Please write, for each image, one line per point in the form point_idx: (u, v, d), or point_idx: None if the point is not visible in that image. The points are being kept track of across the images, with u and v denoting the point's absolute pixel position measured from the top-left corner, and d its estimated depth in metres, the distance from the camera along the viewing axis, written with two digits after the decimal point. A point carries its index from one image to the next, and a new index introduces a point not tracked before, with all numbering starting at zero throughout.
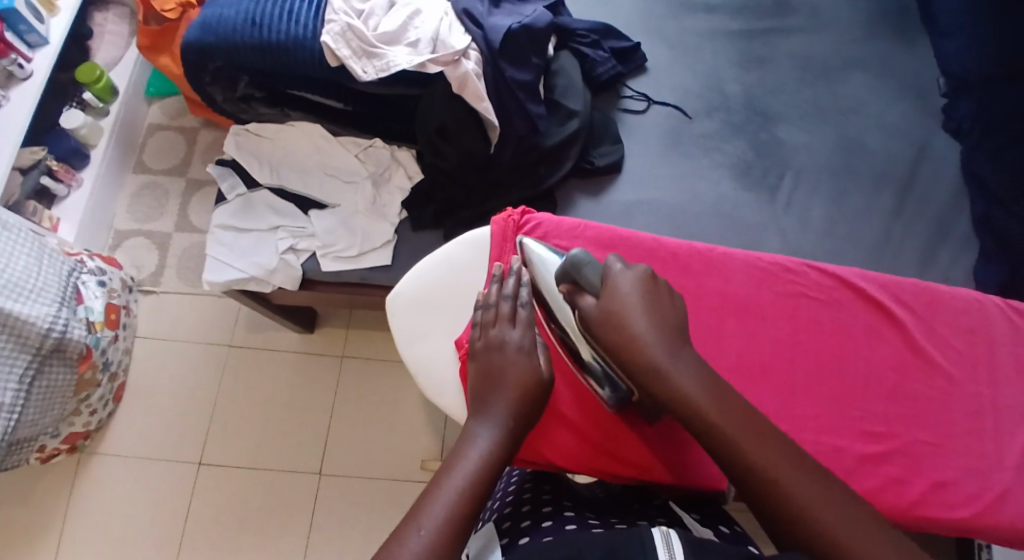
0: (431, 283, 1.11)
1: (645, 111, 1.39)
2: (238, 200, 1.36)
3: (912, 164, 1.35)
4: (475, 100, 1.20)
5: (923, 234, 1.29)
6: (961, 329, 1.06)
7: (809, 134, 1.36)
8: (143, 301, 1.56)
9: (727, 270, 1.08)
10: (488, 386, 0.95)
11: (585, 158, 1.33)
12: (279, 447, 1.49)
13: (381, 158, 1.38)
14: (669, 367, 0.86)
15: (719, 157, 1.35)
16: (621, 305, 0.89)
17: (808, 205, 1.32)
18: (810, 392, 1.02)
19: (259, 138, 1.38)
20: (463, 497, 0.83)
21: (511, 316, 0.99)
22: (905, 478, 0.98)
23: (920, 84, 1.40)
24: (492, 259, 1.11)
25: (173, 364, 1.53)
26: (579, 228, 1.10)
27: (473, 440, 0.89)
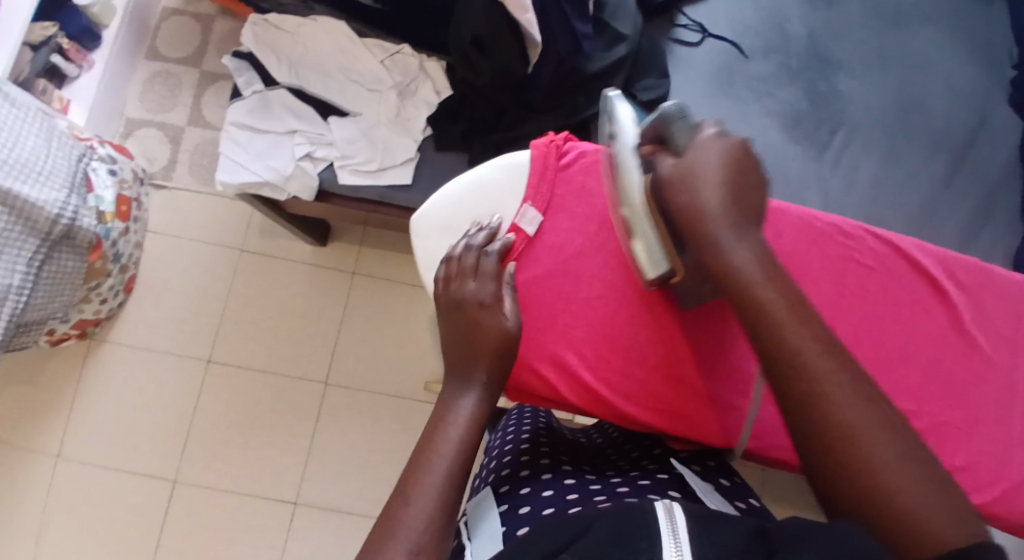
0: (461, 208, 0.98)
1: (698, 44, 1.31)
2: (255, 96, 1.23)
3: (969, 135, 1.28)
4: (517, 10, 1.07)
5: (969, 209, 1.25)
6: (1004, 315, 1.02)
7: (869, 88, 1.29)
8: (154, 195, 1.52)
9: (779, 226, 1.01)
10: (462, 342, 0.88)
11: (627, 90, 1.27)
12: (290, 352, 1.50)
13: (408, 68, 1.25)
14: (720, 228, 0.78)
15: (769, 103, 1.28)
16: (702, 169, 0.80)
17: (856, 163, 1.26)
18: None
19: (280, 32, 1.25)
20: (457, 461, 0.78)
21: (476, 267, 0.92)
22: None
23: (993, 50, 1.32)
24: (529, 188, 0.98)
25: (184, 262, 1.51)
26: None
27: (456, 404, 0.83)
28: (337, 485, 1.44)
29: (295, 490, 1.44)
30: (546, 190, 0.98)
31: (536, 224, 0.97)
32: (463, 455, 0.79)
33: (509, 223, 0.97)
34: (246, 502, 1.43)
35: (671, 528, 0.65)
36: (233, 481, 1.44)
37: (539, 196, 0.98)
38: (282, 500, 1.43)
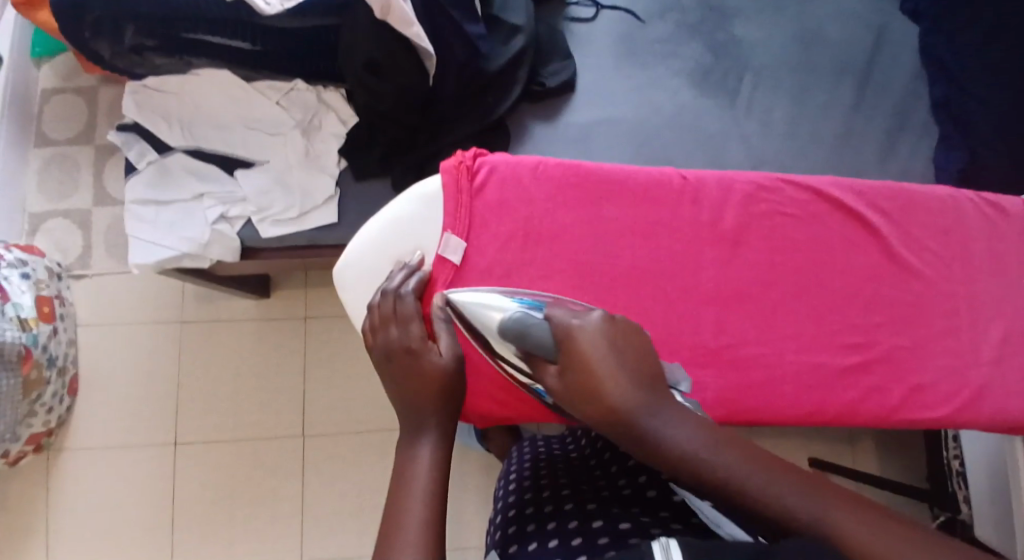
0: (382, 249, 0.93)
1: (593, 18, 1.30)
2: (152, 167, 1.19)
3: (869, 52, 1.30)
4: (403, 25, 1.04)
5: (884, 124, 1.27)
6: (936, 228, 0.99)
7: (765, 27, 1.30)
8: (77, 287, 1.45)
9: (701, 195, 0.98)
10: (397, 391, 0.84)
11: (536, 79, 1.24)
12: (256, 413, 1.46)
13: (307, 103, 1.20)
14: (647, 412, 0.70)
15: (675, 63, 1.29)
16: (595, 373, 0.71)
17: (768, 105, 1.27)
18: (788, 309, 0.95)
19: (163, 94, 1.19)
20: (429, 512, 0.74)
21: (396, 312, 0.88)
22: (884, 386, 0.93)
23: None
24: (446, 216, 0.94)
25: (125, 349, 1.46)
26: (540, 170, 0.95)
27: (411, 457, 0.79)
28: (337, 533, 1.42)
29: (297, 549, 1.41)
30: (464, 213, 0.94)
31: (461, 250, 0.92)
32: (432, 505, 0.75)
33: (433, 257, 0.93)
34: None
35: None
36: (231, 556, 1.40)
37: (458, 222, 0.93)
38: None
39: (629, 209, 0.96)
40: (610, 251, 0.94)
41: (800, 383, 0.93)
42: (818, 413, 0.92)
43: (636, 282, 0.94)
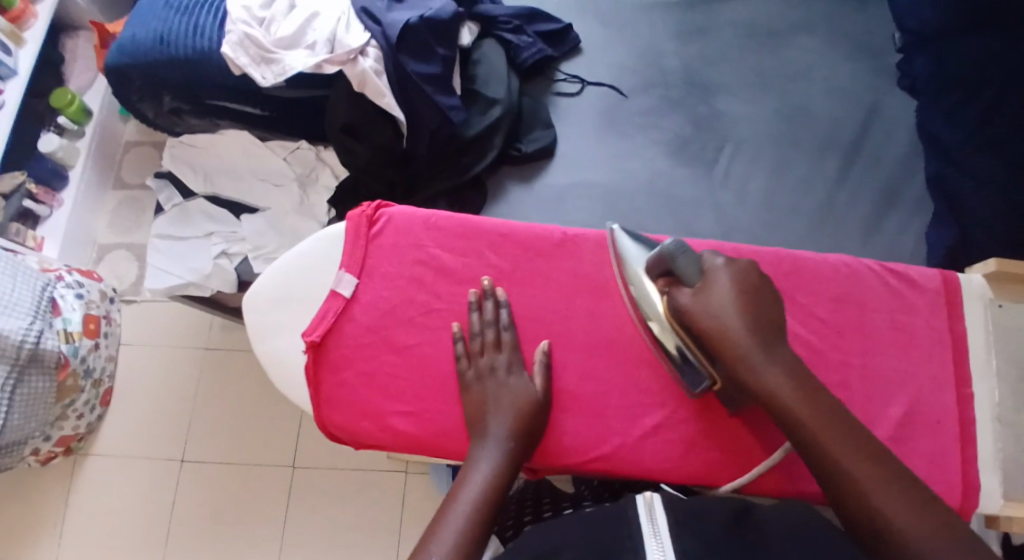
0: (287, 277, 0.99)
1: (579, 93, 1.38)
2: (175, 209, 1.32)
3: (859, 128, 1.29)
4: (376, 97, 1.15)
5: (869, 199, 1.24)
6: (828, 296, 1.00)
7: (749, 103, 1.33)
8: (126, 310, 1.65)
9: (577, 250, 1.02)
10: (474, 417, 0.92)
11: (514, 143, 1.32)
12: (256, 440, 1.57)
13: (307, 161, 1.32)
14: (752, 343, 0.85)
15: (655, 134, 1.33)
16: (717, 304, 0.87)
17: (745, 177, 1.29)
18: (653, 365, 0.98)
19: (193, 149, 1.31)
20: (477, 510, 0.84)
21: (496, 343, 0.95)
22: (744, 449, 0.96)
23: (871, 41, 1.34)
24: (346, 257, 0.98)
25: (155, 369, 1.62)
26: (433, 221, 1.01)
27: (475, 465, 0.88)
28: None
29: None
30: (359, 255, 0.99)
31: (353, 286, 0.98)
32: (483, 503, 0.85)
33: (328, 290, 0.99)
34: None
35: (652, 528, 0.78)
36: None
37: (353, 261, 0.98)
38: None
39: (511, 257, 1.00)
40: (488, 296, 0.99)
41: (664, 441, 0.96)
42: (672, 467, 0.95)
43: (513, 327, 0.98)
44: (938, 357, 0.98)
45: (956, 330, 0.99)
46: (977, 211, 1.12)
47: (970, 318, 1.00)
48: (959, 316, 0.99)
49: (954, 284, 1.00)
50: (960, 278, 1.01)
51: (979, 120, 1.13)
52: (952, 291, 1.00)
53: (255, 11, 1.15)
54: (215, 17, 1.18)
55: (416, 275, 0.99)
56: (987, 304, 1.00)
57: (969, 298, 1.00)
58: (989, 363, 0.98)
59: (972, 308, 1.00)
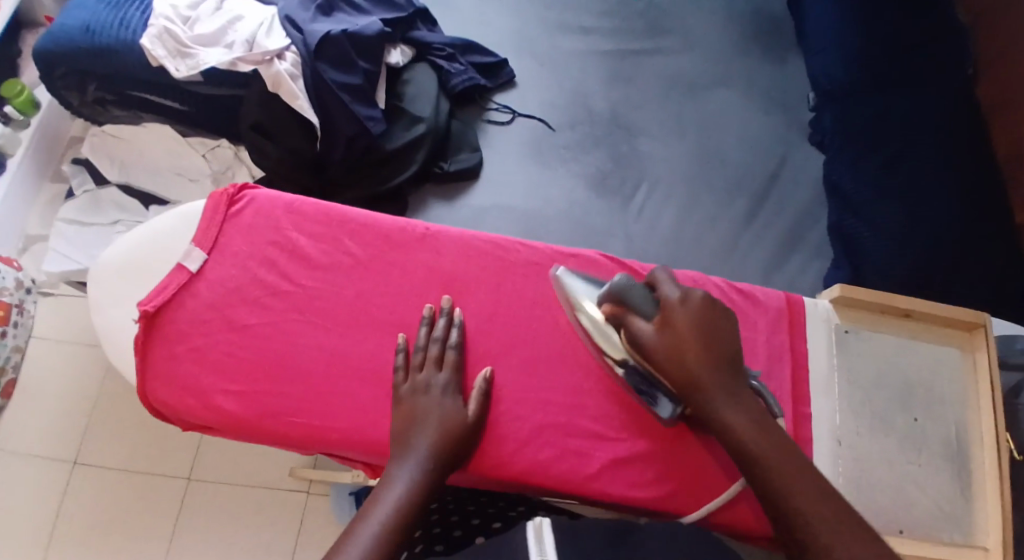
0: (135, 247, 0.90)
1: (508, 123, 1.37)
2: (86, 195, 1.34)
3: (768, 177, 1.34)
4: (291, 99, 1.13)
5: (773, 242, 1.28)
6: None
7: (667, 145, 1.36)
8: (42, 303, 1.45)
9: (438, 242, 0.92)
10: (401, 435, 0.79)
11: (437, 162, 1.30)
12: (153, 447, 1.36)
13: (224, 159, 1.31)
14: (710, 380, 0.78)
15: (576, 167, 1.33)
16: (679, 339, 0.79)
17: (658, 213, 1.30)
18: (499, 359, 0.88)
19: (115, 139, 1.32)
20: (380, 543, 0.70)
21: (438, 360, 0.84)
22: (585, 452, 0.86)
23: (787, 99, 1.42)
24: (200, 229, 0.89)
25: (63, 369, 1.41)
26: (296, 203, 0.91)
27: (388, 485, 0.75)
28: None
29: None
30: (212, 230, 0.89)
31: (201, 261, 0.88)
32: (387, 530, 0.71)
33: (173, 264, 0.88)
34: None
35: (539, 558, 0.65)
36: None
37: (206, 235, 0.89)
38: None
39: (369, 246, 0.91)
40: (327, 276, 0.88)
41: (499, 437, 0.85)
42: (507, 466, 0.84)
43: (356, 319, 0.87)
44: (777, 375, 0.96)
45: (797, 349, 0.98)
46: (873, 255, 1.17)
47: (811, 337, 0.98)
48: (800, 338, 0.98)
49: (799, 305, 1.00)
50: (806, 302, 1.00)
51: (881, 169, 1.22)
52: (795, 312, 0.99)
53: (181, 10, 1.14)
54: (143, 12, 1.15)
55: (268, 256, 0.89)
56: (833, 327, 0.99)
57: (812, 318, 0.99)
58: (831, 381, 0.97)
59: (814, 330, 0.99)
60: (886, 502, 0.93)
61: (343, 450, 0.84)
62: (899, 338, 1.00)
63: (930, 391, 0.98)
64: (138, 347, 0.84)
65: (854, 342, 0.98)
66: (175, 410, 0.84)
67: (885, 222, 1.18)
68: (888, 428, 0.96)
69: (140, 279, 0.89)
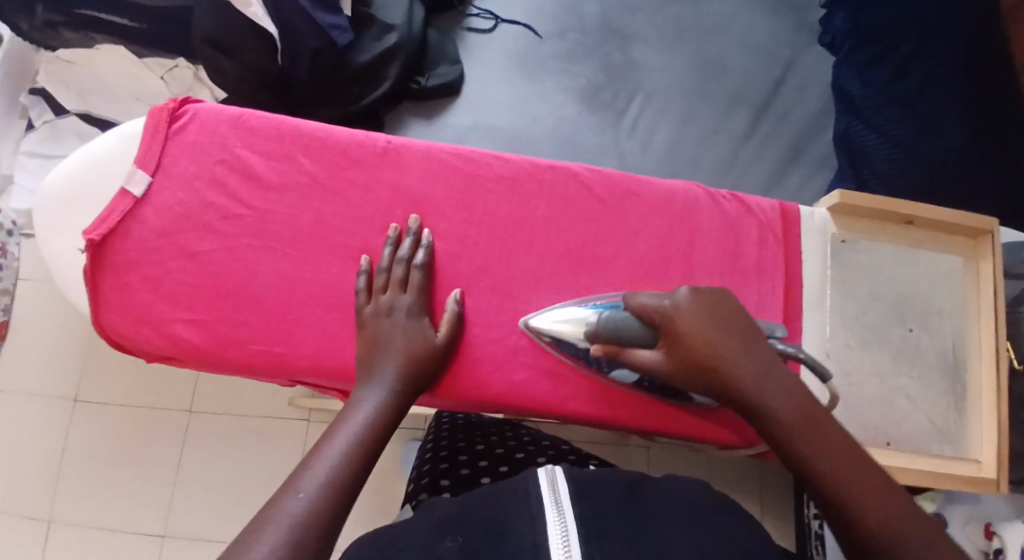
0: (73, 174, 0.84)
1: (491, 31, 1.28)
2: (46, 126, 1.27)
3: (771, 84, 1.25)
4: (244, 6, 1.04)
5: (774, 154, 1.21)
6: (660, 222, 0.90)
7: (663, 52, 1.27)
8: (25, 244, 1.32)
9: (403, 158, 0.87)
10: (367, 357, 0.78)
11: (414, 77, 1.22)
12: (150, 381, 1.30)
13: (184, 80, 1.24)
14: (738, 361, 0.71)
15: (565, 79, 1.25)
16: (683, 347, 0.73)
17: (652, 126, 1.22)
18: (470, 282, 0.85)
19: (70, 64, 1.25)
20: (350, 460, 0.69)
21: (403, 281, 0.81)
22: (561, 374, 0.84)
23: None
24: (142, 152, 0.83)
25: (45, 308, 1.31)
26: (243, 117, 0.86)
27: (355, 406, 0.73)
28: None
29: (161, 523, 1.25)
30: (157, 153, 0.84)
31: (146, 185, 0.83)
32: (357, 448, 0.70)
33: (117, 190, 0.83)
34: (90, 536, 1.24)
35: (554, 499, 0.59)
36: None
37: (150, 157, 0.83)
38: (146, 536, 1.24)
39: (327, 163, 0.86)
40: (288, 201, 0.84)
41: (471, 361, 0.83)
42: (479, 390, 0.83)
43: (317, 243, 0.84)
44: (769, 288, 0.91)
45: (790, 261, 0.93)
46: (879, 165, 1.11)
47: (805, 250, 0.93)
48: (795, 248, 0.93)
49: (792, 213, 0.94)
50: (799, 209, 0.94)
51: (894, 74, 1.12)
52: (789, 221, 0.93)
53: None
54: None
55: (217, 176, 0.84)
56: (828, 238, 0.94)
57: (806, 229, 0.94)
58: (823, 295, 0.92)
59: (808, 242, 0.93)
60: (880, 420, 0.90)
61: (312, 378, 0.82)
62: (898, 247, 0.94)
63: (927, 303, 0.93)
64: (89, 277, 0.81)
65: (853, 257, 0.93)
66: (133, 342, 0.82)
67: (889, 130, 1.11)
68: (882, 342, 0.92)
69: (84, 208, 0.83)
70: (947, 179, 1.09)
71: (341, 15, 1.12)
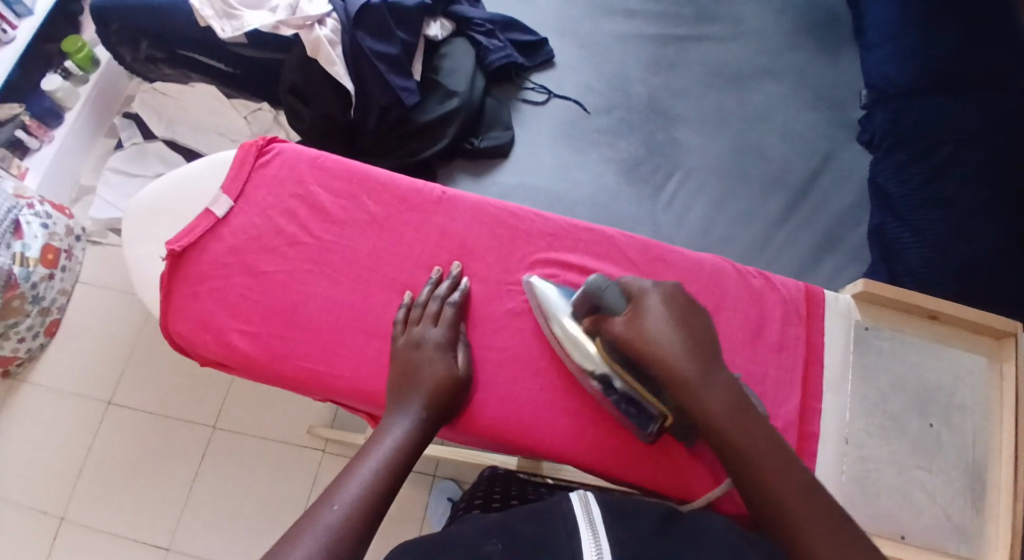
0: (168, 192, 0.97)
1: (544, 103, 1.39)
2: (133, 147, 1.42)
3: (807, 175, 1.32)
4: (329, 65, 1.16)
5: (806, 241, 1.28)
6: (687, 291, 0.98)
7: (705, 137, 1.35)
8: (90, 252, 1.44)
9: (455, 208, 0.96)
10: (399, 381, 0.85)
11: (468, 138, 1.32)
12: (184, 393, 1.37)
13: (264, 122, 1.37)
14: (688, 357, 0.77)
15: (609, 152, 1.34)
16: (651, 325, 0.79)
17: (688, 204, 1.30)
18: (503, 325, 0.92)
19: (164, 97, 1.39)
20: (379, 479, 0.76)
21: (435, 316, 0.89)
22: (577, 418, 0.90)
23: (838, 95, 1.39)
24: (226, 181, 0.96)
25: (102, 313, 1.41)
26: (320, 159, 0.97)
27: (386, 429, 0.80)
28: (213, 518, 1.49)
29: (168, 536, 1.28)
30: (239, 183, 0.96)
31: (227, 209, 0.95)
32: (386, 469, 0.77)
33: (201, 210, 0.95)
34: (101, 541, 1.28)
35: (587, 519, 0.65)
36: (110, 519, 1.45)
37: (233, 185, 0.96)
38: (157, 543, 1.28)
39: (387, 206, 0.96)
40: (349, 237, 0.94)
41: (496, 398, 0.89)
42: (499, 426, 0.89)
43: (368, 274, 0.93)
44: (789, 362, 0.97)
45: (812, 339, 0.98)
46: (912, 262, 1.16)
47: (827, 330, 0.99)
48: (816, 328, 0.99)
49: (817, 295, 1.00)
50: (826, 293, 1.00)
51: (932, 174, 1.19)
52: (813, 303, 0.99)
53: None
54: None
55: (290, 208, 0.95)
56: (852, 323, 0.99)
57: (830, 312, 1.00)
58: (843, 376, 0.97)
59: (831, 323, 0.99)
60: (890, 505, 0.93)
61: (346, 399, 0.90)
62: (921, 340, 0.99)
63: (949, 397, 0.97)
64: (163, 283, 0.92)
65: (871, 340, 0.99)
66: (194, 344, 0.91)
67: (924, 229, 1.16)
68: (901, 431, 0.95)
69: (173, 224, 0.96)
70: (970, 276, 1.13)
71: (410, 79, 1.23)
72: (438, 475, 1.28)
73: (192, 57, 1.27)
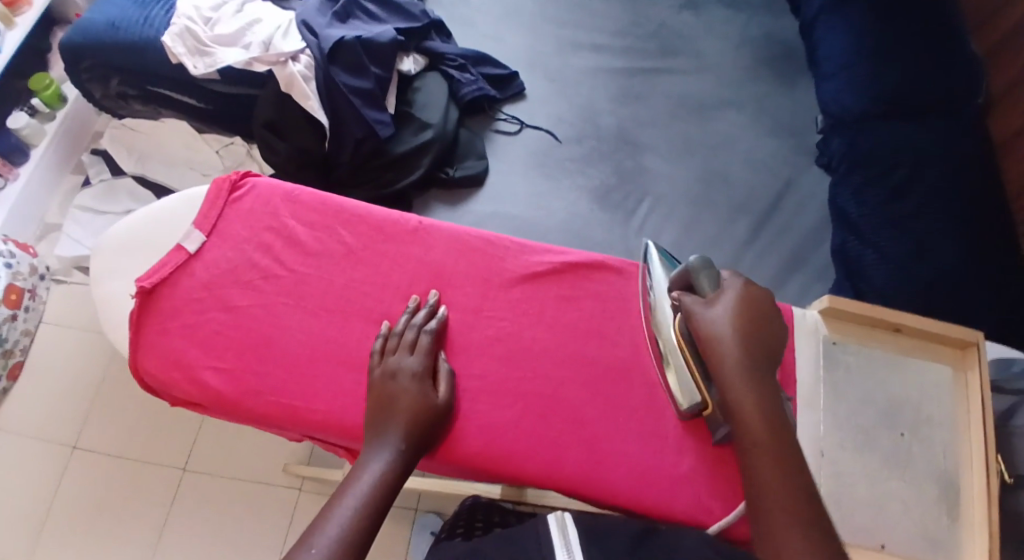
0: (140, 228, 0.96)
1: (516, 133, 1.40)
2: (102, 184, 1.41)
3: (773, 200, 1.35)
4: (302, 99, 1.18)
5: (775, 263, 1.29)
6: None
7: (673, 164, 1.37)
8: (55, 290, 1.41)
9: (432, 238, 0.96)
10: (377, 413, 0.84)
11: (443, 167, 1.32)
12: (153, 434, 1.34)
13: (238, 157, 1.37)
14: (745, 366, 0.79)
15: (580, 180, 1.35)
16: (724, 327, 0.81)
17: (659, 228, 1.32)
18: (482, 354, 0.92)
19: (135, 133, 1.38)
20: (357, 518, 0.75)
21: (412, 345, 0.88)
22: (558, 444, 0.89)
23: (798, 123, 1.42)
24: (198, 216, 0.95)
25: (71, 354, 1.38)
26: (294, 192, 0.97)
27: (364, 465, 0.79)
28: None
29: None
30: (212, 218, 0.95)
31: (200, 243, 0.94)
32: (364, 507, 0.76)
33: (175, 245, 0.94)
34: None
35: (564, 538, 0.70)
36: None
37: (206, 220, 0.95)
38: None
39: (363, 238, 0.95)
40: (325, 269, 0.93)
41: (476, 427, 0.88)
42: (479, 455, 0.88)
43: (344, 307, 0.92)
44: None
45: (785, 359, 0.99)
46: (875, 279, 1.19)
47: (798, 351, 1.00)
48: (789, 348, 1.00)
49: (787, 314, 1.01)
50: (793, 311, 1.02)
51: (890, 196, 1.23)
52: (784, 322, 1.01)
53: (203, 11, 1.19)
54: (169, 13, 1.21)
55: (264, 241, 0.94)
56: (819, 339, 1.01)
57: (801, 331, 1.01)
58: (816, 393, 0.98)
59: (800, 343, 1.00)
60: (868, 522, 0.93)
61: (324, 434, 0.88)
62: (888, 354, 1.00)
63: (918, 411, 0.98)
64: (134, 320, 0.90)
65: (842, 358, 1.00)
66: (166, 383, 0.89)
67: (887, 249, 1.19)
68: (874, 447, 0.96)
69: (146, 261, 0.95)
70: (936, 294, 1.16)
71: (384, 111, 1.23)
72: (420, 509, 1.26)
73: (165, 94, 1.26)
